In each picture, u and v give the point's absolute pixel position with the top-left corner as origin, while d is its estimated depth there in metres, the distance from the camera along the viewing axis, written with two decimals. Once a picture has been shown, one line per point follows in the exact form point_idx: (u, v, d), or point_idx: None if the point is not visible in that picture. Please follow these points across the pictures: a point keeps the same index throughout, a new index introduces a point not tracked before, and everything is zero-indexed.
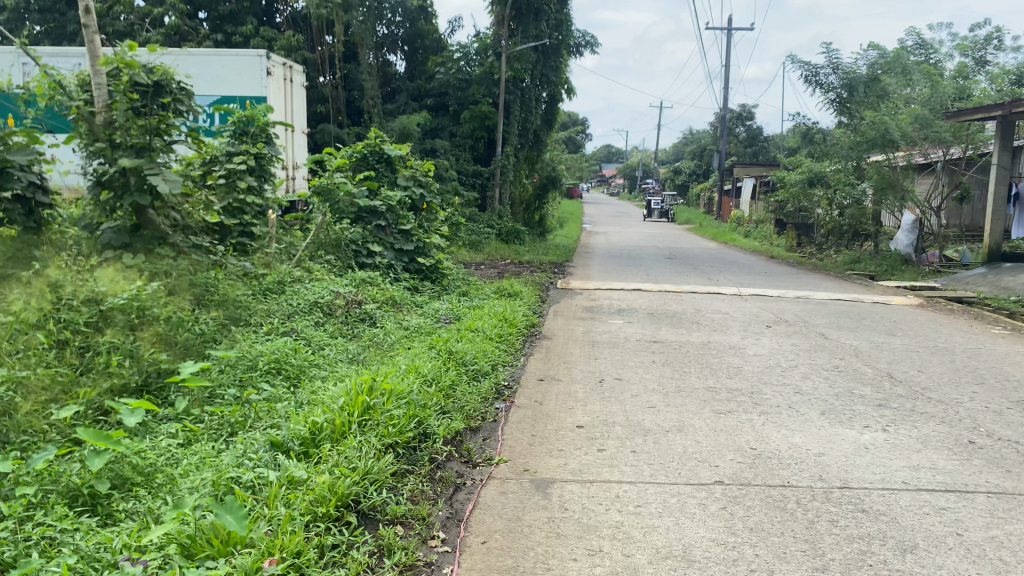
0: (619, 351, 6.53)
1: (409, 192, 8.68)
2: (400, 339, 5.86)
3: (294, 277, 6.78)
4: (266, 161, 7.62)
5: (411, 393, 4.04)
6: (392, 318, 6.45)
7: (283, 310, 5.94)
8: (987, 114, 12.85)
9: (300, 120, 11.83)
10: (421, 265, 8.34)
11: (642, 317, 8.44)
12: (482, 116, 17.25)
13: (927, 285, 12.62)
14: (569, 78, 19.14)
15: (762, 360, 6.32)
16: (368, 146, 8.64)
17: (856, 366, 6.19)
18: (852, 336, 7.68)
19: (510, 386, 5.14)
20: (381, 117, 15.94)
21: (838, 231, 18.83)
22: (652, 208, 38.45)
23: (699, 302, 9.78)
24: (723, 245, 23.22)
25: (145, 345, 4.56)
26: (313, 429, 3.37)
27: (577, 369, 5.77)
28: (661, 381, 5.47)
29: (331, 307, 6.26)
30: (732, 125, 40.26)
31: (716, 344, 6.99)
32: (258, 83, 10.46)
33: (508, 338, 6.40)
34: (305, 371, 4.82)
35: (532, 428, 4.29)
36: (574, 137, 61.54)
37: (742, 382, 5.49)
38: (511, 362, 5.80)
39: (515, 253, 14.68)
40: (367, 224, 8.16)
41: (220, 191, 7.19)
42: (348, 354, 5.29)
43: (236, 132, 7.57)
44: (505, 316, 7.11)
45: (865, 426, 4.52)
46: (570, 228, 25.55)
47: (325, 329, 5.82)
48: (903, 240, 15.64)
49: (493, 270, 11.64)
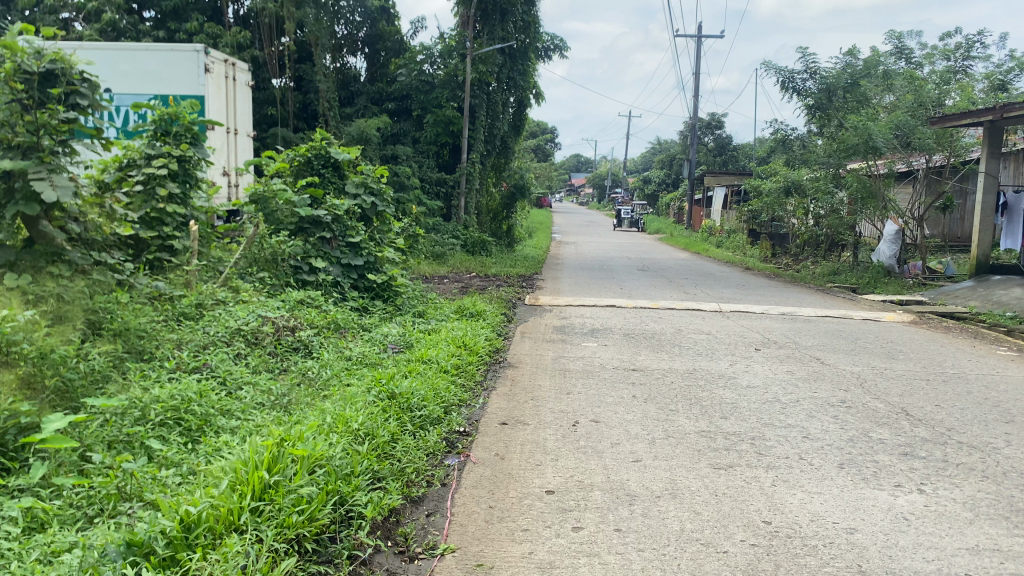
0: (594, 382, 5.68)
1: (359, 200, 7.67)
2: (336, 375, 4.98)
3: (216, 299, 5.85)
4: (192, 165, 6.76)
5: (334, 456, 3.17)
6: (332, 347, 5.54)
7: (197, 340, 5.02)
8: (973, 120, 12.27)
9: (245, 124, 10.91)
10: (372, 283, 7.43)
11: (618, 339, 7.61)
12: (447, 121, 16.48)
13: (914, 299, 11.98)
14: (537, 83, 18.35)
15: (758, 394, 5.49)
16: (314, 148, 7.67)
17: (864, 401, 5.40)
18: (850, 361, 6.91)
19: (464, 433, 4.26)
20: (337, 120, 15.03)
21: (814, 241, 18.24)
22: (621, 217, 38.11)
23: (679, 320, 8.99)
24: (696, 255, 22.60)
25: (5, 392, 3.62)
26: (186, 522, 2.48)
27: (546, 408, 4.90)
28: (645, 423, 4.62)
29: (257, 335, 5.36)
30: (701, 134, 39.84)
31: (703, 372, 6.17)
32: (194, 82, 9.52)
33: (466, 369, 5.53)
34: (211, 423, 3.93)
35: (489, 496, 3.41)
36: (542, 147, 61.16)
37: (739, 425, 4.66)
38: (468, 401, 4.90)
39: (482, 265, 13.85)
40: (309, 237, 7.22)
41: (138, 199, 6.40)
42: (269, 399, 4.41)
43: (157, 132, 6.68)
44: (464, 342, 6.24)
45: (895, 485, 3.70)
46: (540, 238, 24.81)
47: (248, 365, 4.92)
48: (884, 252, 15.00)
49: (456, 285, 10.75)
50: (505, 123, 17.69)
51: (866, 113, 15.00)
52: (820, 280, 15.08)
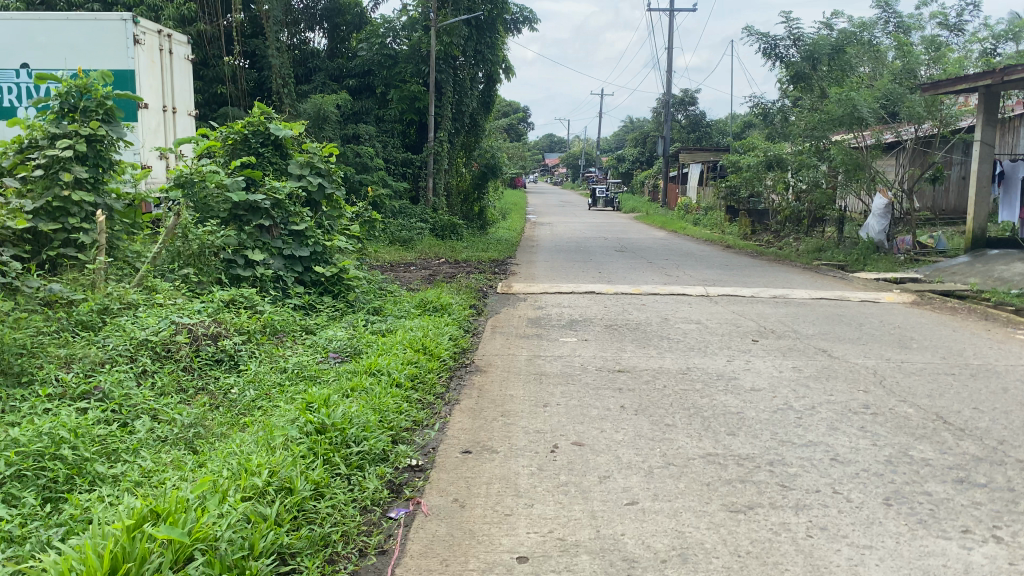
0: (575, 390, 4.83)
1: (303, 183, 6.73)
2: (261, 399, 4.09)
3: (123, 301, 4.90)
4: (106, 145, 5.79)
5: (223, 532, 2.32)
6: (263, 360, 4.67)
7: (91, 356, 4.10)
8: (968, 86, 11.51)
9: (184, 102, 9.90)
10: (318, 276, 6.53)
11: (600, 333, 6.78)
12: (412, 97, 15.62)
13: (910, 277, 11.27)
14: (506, 56, 17.38)
15: (767, 400, 4.68)
16: (251, 125, 6.74)
17: (891, 406, 4.59)
18: (862, 353, 6.13)
19: (416, 470, 3.41)
20: (291, 98, 13.93)
21: (797, 217, 17.51)
22: (596, 196, 37.31)
23: (665, 308, 8.17)
24: (674, 234, 21.85)
25: None
26: None
27: (518, 427, 4.05)
28: (639, 446, 3.79)
29: (170, 346, 4.44)
30: (675, 111, 38.98)
31: (699, 373, 5.34)
32: (122, 54, 8.50)
33: (425, 381, 4.68)
34: (86, 472, 3.03)
35: (442, 569, 2.55)
36: (513, 125, 59.97)
37: (753, 445, 3.85)
38: (422, 423, 4.04)
39: (450, 250, 12.96)
40: (243, 225, 6.29)
41: (39, 184, 5.52)
42: (173, 434, 3.51)
43: (62, 107, 5.71)
44: (424, 345, 5.37)
45: (963, 532, 2.89)
46: (512, 219, 23.95)
47: (154, 387, 4.01)
48: (874, 226, 14.04)
49: (422, 274, 9.87)
50: (473, 100, 16.72)
51: (853, 81, 14.19)
52: (806, 258, 14.35)
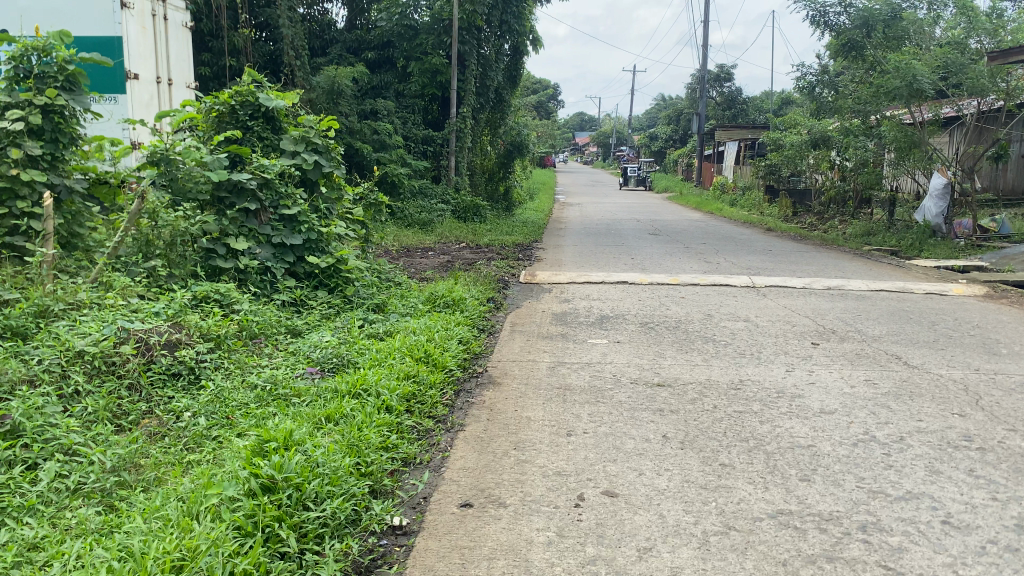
0: (606, 412, 3.98)
1: (296, 160, 5.92)
2: (215, 429, 3.31)
3: (68, 302, 4.14)
4: (67, 118, 5.02)
5: None
6: (229, 373, 3.89)
7: (10, 372, 3.34)
8: None
9: (182, 74, 9.17)
10: (313, 268, 5.77)
11: (634, 332, 5.92)
12: (434, 70, 14.73)
13: (975, 265, 10.22)
14: (534, 27, 16.41)
15: (842, 428, 3.80)
16: (238, 95, 5.96)
17: (999, 438, 3.67)
18: (943, 362, 5.19)
19: (396, 536, 2.61)
20: (305, 71, 13.11)
21: (842, 198, 16.41)
22: (628, 175, 36.29)
23: (707, 302, 7.28)
24: (710, 215, 20.81)
25: None
26: None
27: (533, 468, 3.22)
28: (688, 498, 2.94)
29: (114, 359, 3.67)
30: (709, 87, 37.68)
31: (755, 389, 4.45)
32: (108, 20, 7.72)
33: (423, 402, 3.86)
34: None
35: None
36: (542, 103, 58.91)
37: (835, 499, 2.97)
38: (414, 461, 3.24)
39: (472, 233, 12.14)
40: (226, 210, 5.51)
41: None
42: (89, 481, 2.75)
43: (15, 74, 4.92)
44: (427, 352, 4.55)
45: None
46: (541, 200, 23.06)
47: (84, 416, 3.25)
48: (931, 209, 12.78)
49: (440, 260, 9.07)
50: (499, 74, 15.84)
51: (910, 50, 13.03)
52: (854, 242, 13.30)
